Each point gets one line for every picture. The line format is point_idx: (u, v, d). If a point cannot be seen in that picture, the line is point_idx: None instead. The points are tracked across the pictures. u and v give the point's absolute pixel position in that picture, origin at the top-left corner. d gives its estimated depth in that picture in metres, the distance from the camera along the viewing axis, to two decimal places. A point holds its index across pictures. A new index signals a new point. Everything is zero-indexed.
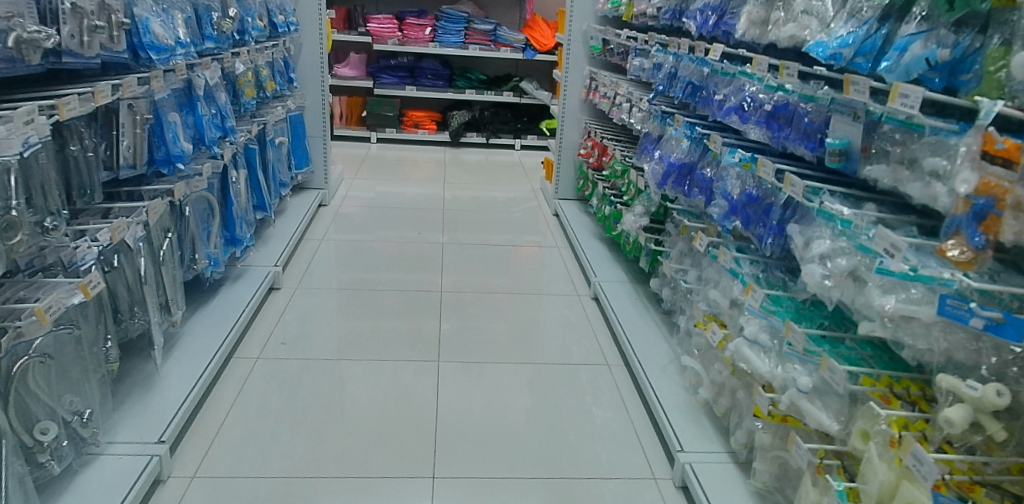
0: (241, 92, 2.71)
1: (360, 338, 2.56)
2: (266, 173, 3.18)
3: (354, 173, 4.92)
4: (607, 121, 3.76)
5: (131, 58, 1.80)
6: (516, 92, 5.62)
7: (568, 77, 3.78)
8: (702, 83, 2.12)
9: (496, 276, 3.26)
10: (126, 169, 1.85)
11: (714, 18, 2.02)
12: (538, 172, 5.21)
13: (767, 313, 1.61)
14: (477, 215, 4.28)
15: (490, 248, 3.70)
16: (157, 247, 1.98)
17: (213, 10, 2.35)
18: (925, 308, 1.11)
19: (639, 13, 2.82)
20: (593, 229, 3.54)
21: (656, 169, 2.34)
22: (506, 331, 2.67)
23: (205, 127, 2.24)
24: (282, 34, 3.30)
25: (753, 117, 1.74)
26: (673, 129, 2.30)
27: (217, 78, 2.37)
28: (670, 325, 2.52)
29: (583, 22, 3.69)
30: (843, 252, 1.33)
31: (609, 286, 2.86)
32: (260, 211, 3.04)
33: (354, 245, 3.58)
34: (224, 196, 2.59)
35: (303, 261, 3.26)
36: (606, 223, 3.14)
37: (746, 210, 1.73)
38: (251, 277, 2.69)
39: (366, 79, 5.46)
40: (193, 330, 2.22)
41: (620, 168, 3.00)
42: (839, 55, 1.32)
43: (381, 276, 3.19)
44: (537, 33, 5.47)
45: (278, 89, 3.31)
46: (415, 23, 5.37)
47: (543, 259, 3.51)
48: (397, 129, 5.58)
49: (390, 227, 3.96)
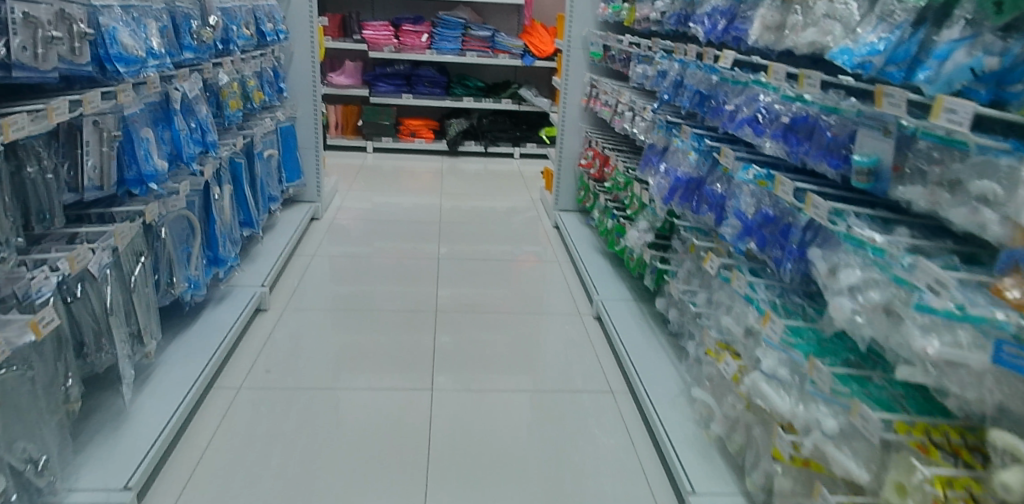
0: (225, 105, 2.58)
1: (350, 364, 2.42)
2: (253, 187, 3.05)
3: (350, 184, 4.80)
4: (609, 130, 3.64)
5: (96, 71, 1.66)
6: (515, 99, 5.49)
7: (568, 85, 3.65)
8: (710, 92, 1.99)
9: (495, 291, 3.14)
10: (92, 191, 1.72)
11: (724, 24, 1.89)
12: (538, 181, 5.08)
13: (787, 347, 1.47)
14: (476, 227, 4.15)
15: (487, 260, 3.58)
16: (129, 274, 1.85)
17: (193, 19, 2.22)
18: (976, 355, 0.98)
19: (641, 19, 2.69)
20: (595, 243, 3.40)
21: (661, 184, 2.20)
22: (507, 345, 2.60)
23: (183, 143, 2.10)
24: (271, 42, 3.18)
25: (768, 130, 1.61)
26: (679, 141, 2.17)
27: (197, 90, 2.24)
28: (676, 347, 2.39)
29: (583, 27, 3.55)
30: (875, 284, 1.20)
31: (612, 305, 2.73)
32: (248, 228, 2.91)
33: (347, 259, 3.45)
34: (206, 214, 2.46)
35: (293, 278, 3.13)
36: (609, 237, 3.01)
37: (762, 231, 1.60)
38: (235, 300, 2.56)
39: (361, 87, 5.34)
40: (170, 360, 2.09)
41: (622, 180, 2.87)
42: (868, 64, 1.19)
43: (374, 292, 3.06)
44: (536, 39, 5.36)
45: (267, 99, 3.19)
46: (412, 29, 5.25)
47: (544, 273, 3.37)
48: (393, 138, 5.46)
49: (385, 239, 3.83)
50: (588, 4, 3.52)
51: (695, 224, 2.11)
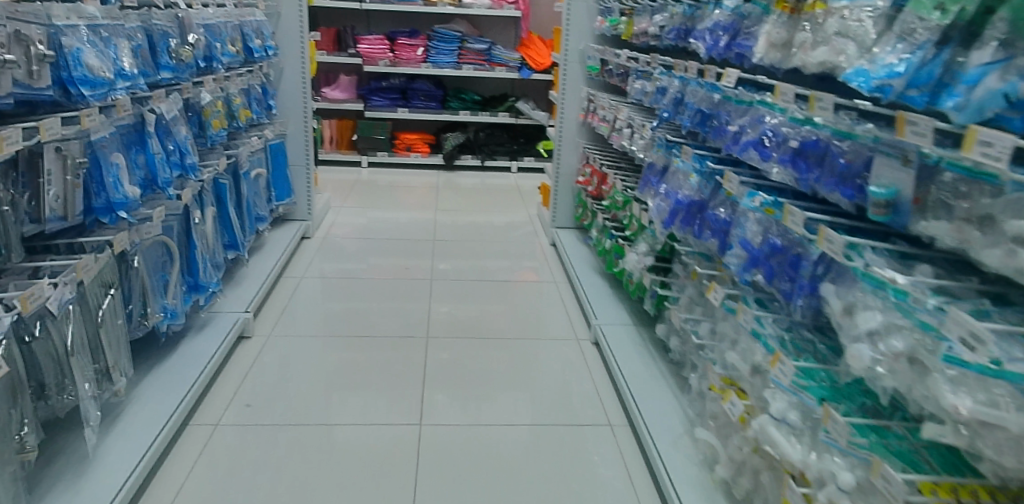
0: (208, 125, 2.47)
1: (333, 398, 2.31)
2: (239, 209, 2.95)
3: (344, 199, 4.70)
4: (607, 146, 3.53)
5: (59, 95, 1.56)
6: (512, 113, 5.40)
7: (565, 99, 3.56)
8: (713, 111, 1.88)
9: (490, 308, 3.07)
10: (55, 221, 1.61)
11: (726, 39, 1.78)
12: (535, 196, 4.97)
13: (799, 390, 1.35)
14: (471, 242, 4.05)
15: (483, 279, 3.45)
16: (95, 309, 1.75)
17: (170, 37, 2.11)
18: (1015, 418, 0.87)
19: (639, 32, 2.60)
20: (593, 263, 3.29)
21: (661, 206, 2.09)
22: (504, 359, 2.63)
23: (158, 167, 2.00)
24: (260, 59, 3.08)
25: (776, 154, 1.50)
26: (679, 162, 2.06)
27: (175, 110, 2.14)
28: (678, 379, 2.26)
29: (580, 41, 3.46)
30: (896, 330, 1.09)
31: (610, 330, 2.62)
32: (233, 250, 2.81)
33: (337, 279, 3.33)
34: (187, 240, 2.35)
35: (280, 301, 3.02)
36: (607, 257, 2.90)
37: (769, 262, 1.49)
38: (216, 328, 2.46)
39: (356, 102, 5.25)
40: (143, 397, 1.99)
41: (621, 199, 2.77)
42: (887, 87, 1.08)
43: (364, 314, 2.95)
44: (534, 52, 5.27)
45: (255, 117, 3.09)
46: (407, 43, 5.17)
47: (541, 293, 3.25)
48: (388, 153, 5.37)
49: (377, 256, 3.72)
50: (585, 17, 3.42)
51: (696, 249, 2.00)
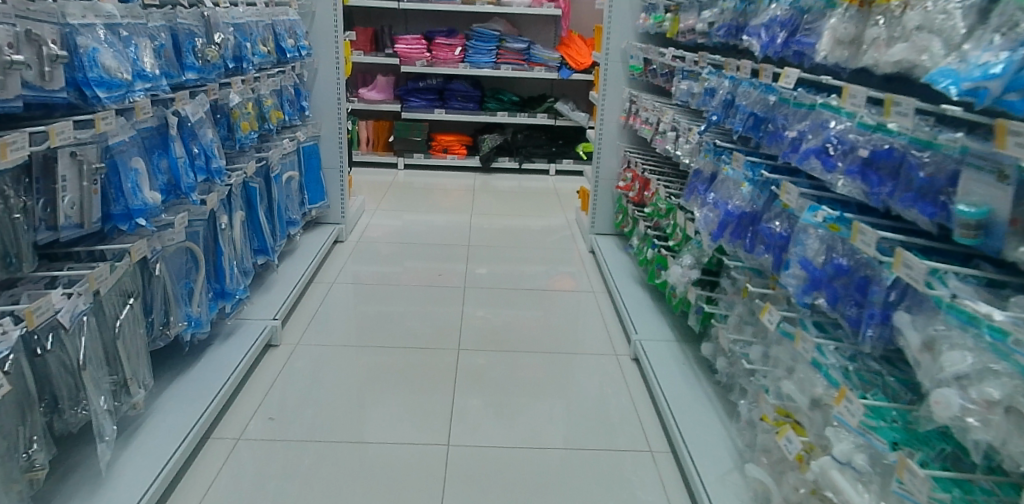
0: (237, 127, 2.41)
1: (358, 412, 2.22)
2: (270, 213, 2.89)
3: (379, 202, 4.63)
4: (650, 149, 3.38)
5: (74, 97, 1.49)
6: (550, 114, 5.27)
7: (606, 101, 3.41)
8: (768, 114, 1.73)
9: (525, 314, 2.98)
10: (70, 228, 1.54)
11: (783, 37, 1.63)
12: (573, 200, 4.83)
13: (868, 431, 1.21)
14: (506, 246, 3.93)
15: (519, 285, 3.33)
16: (111, 318, 1.69)
17: (196, 37, 2.04)
18: None
19: (686, 30, 2.45)
20: (633, 272, 3.14)
21: (709, 217, 1.94)
22: (541, 364, 2.56)
23: (181, 172, 1.93)
24: (292, 59, 3.01)
25: (842, 164, 1.35)
26: (729, 169, 1.91)
27: (201, 112, 2.07)
28: (726, 403, 2.11)
29: (622, 39, 3.31)
30: (992, 376, 0.94)
31: (652, 347, 2.47)
32: (262, 255, 2.74)
33: (369, 285, 3.23)
34: (214, 245, 2.28)
35: (310, 308, 2.94)
36: (649, 268, 2.75)
37: (833, 284, 1.34)
38: (243, 336, 2.39)
39: (393, 102, 5.19)
40: (162, 410, 1.92)
41: (665, 207, 2.62)
42: (981, 90, 0.92)
43: (394, 321, 2.86)
44: (574, 51, 5.14)
45: (287, 119, 3.03)
46: (445, 43, 5.08)
47: (578, 302, 3.12)
48: (425, 154, 5.29)
49: (410, 260, 3.63)
50: (628, 14, 3.27)
51: (746, 263, 1.85)
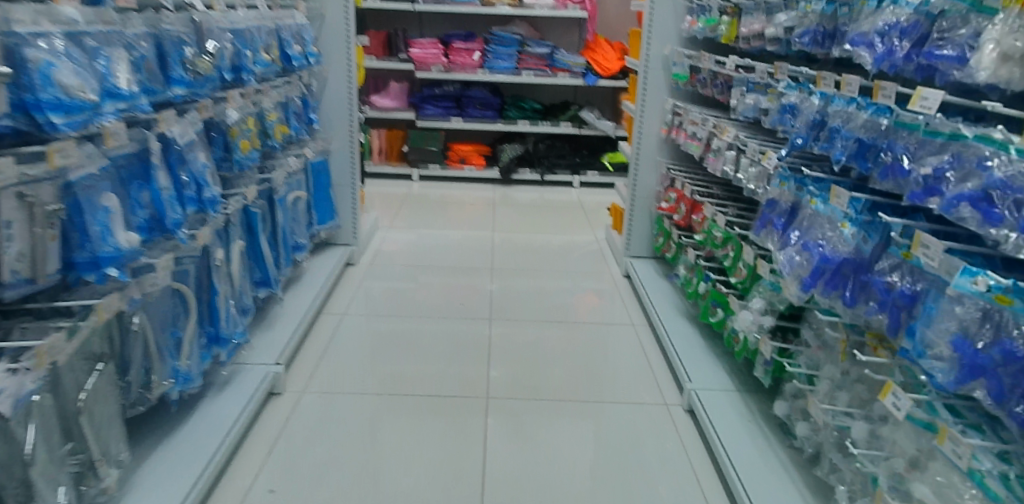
0: (235, 147, 2.10)
1: (375, 480, 1.90)
2: (273, 239, 2.57)
3: (393, 216, 4.33)
4: (693, 164, 3.07)
5: (22, 124, 1.18)
6: (575, 123, 4.95)
7: (645, 112, 3.09)
8: (880, 141, 1.41)
9: (550, 334, 2.81)
10: (18, 286, 1.22)
11: (905, 48, 1.31)
12: (600, 214, 4.51)
13: None
14: (532, 266, 3.61)
15: (548, 314, 3.01)
16: (75, 390, 1.39)
17: (186, 45, 1.74)
18: None
19: (751, 35, 2.16)
20: (679, 304, 2.81)
21: (795, 260, 1.62)
22: (572, 385, 2.42)
23: (166, 206, 1.62)
24: (299, 67, 2.71)
25: (1016, 216, 1.03)
26: (822, 205, 1.60)
27: (190, 134, 1.76)
28: (810, 477, 1.77)
29: (664, 44, 2.99)
30: None
31: (710, 398, 2.14)
32: (265, 288, 2.44)
33: (384, 317, 2.89)
34: (208, 284, 1.97)
35: (319, 343, 2.63)
36: (702, 304, 2.43)
37: (1003, 375, 1.03)
38: (241, 385, 2.09)
39: (407, 110, 4.89)
40: (142, 487, 1.61)
41: (721, 236, 2.30)
42: None
43: (412, 349, 2.64)
44: (600, 56, 4.82)
45: (294, 133, 2.72)
46: (462, 47, 4.77)
47: (616, 336, 2.79)
48: (441, 165, 4.98)
49: (428, 281, 3.32)
50: (671, 16, 2.96)
51: (844, 318, 1.53)
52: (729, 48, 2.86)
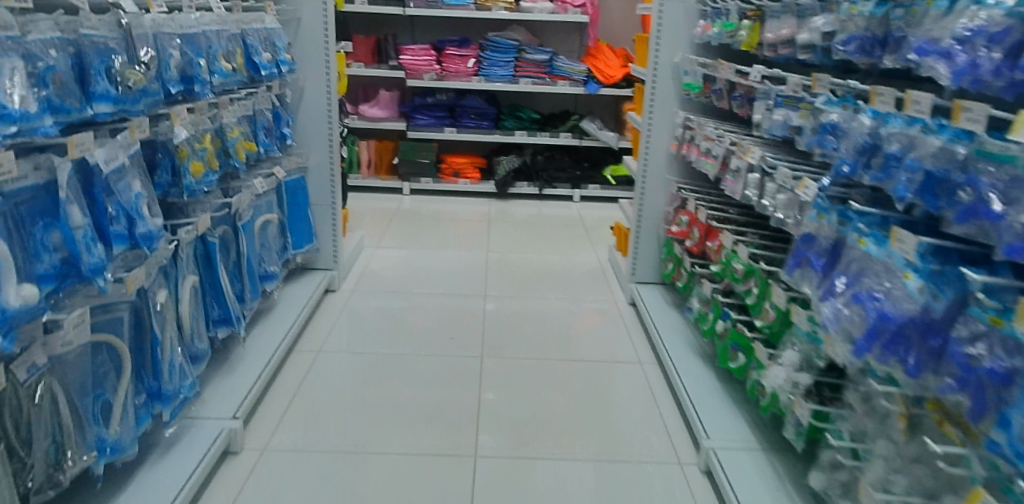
0: (186, 170, 1.83)
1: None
2: (236, 270, 2.29)
3: (382, 233, 4.05)
4: (706, 183, 2.80)
5: None
6: (576, 133, 4.67)
7: (653, 124, 2.82)
8: (956, 174, 1.13)
9: (550, 377, 2.51)
10: None
11: (995, 60, 1.03)
12: (602, 231, 4.24)
13: None
14: (530, 290, 3.32)
15: (547, 350, 2.71)
16: None
17: (113, 53, 1.46)
18: None
19: (781, 42, 1.89)
20: (692, 342, 2.52)
21: (841, 311, 1.37)
22: (574, 440, 2.12)
23: (81, 248, 1.33)
24: (268, 77, 2.41)
25: None
26: (875, 248, 1.33)
27: (118, 159, 1.48)
28: None
29: (674, 51, 2.73)
30: None
31: (732, 460, 1.85)
32: (224, 326, 2.15)
33: (366, 355, 2.61)
34: (147, 331, 1.68)
35: (289, 387, 2.34)
36: (721, 346, 2.16)
37: None
38: (190, 446, 1.80)
39: (398, 120, 4.62)
40: None
41: (743, 270, 2.04)
42: None
43: (396, 387, 2.41)
44: (602, 62, 4.54)
45: (264, 151, 2.44)
46: (456, 53, 4.50)
47: (622, 379, 2.50)
48: (434, 179, 4.72)
49: (417, 309, 3.03)
50: (682, 21, 2.70)
51: (904, 388, 1.26)
52: (749, 56, 2.58)
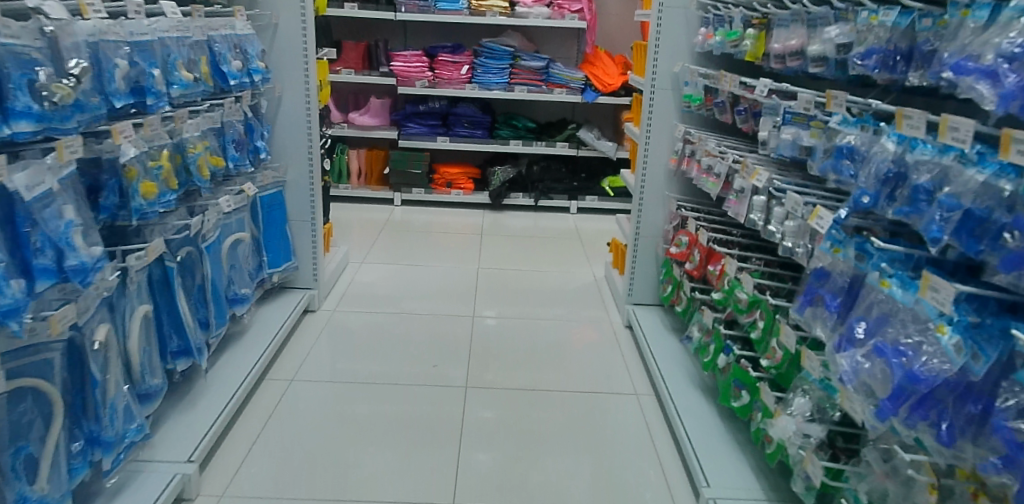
0: (134, 191, 1.66)
1: None
2: (200, 296, 2.11)
3: (370, 245, 3.89)
4: (707, 201, 2.63)
5: None
6: (572, 143, 4.50)
7: (651, 137, 2.65)
8: (1001, 214, 0.97)
9: (542, 408, 2.34)
10: None
11: None
12: (599, 244, 4.07)
13: None
14: (523, 310, 3.14)
15: (540, 378, 2.54)
16: None
17: (37, 65, 1.29)
18: None
19: (789, 53, 1.73)
20: (692, 373, 2.35)
21: (861, 364, 1.20)
22: (568, 486, 1.95)
23: None
24: (235, 88, 2.22)
25: None
26: (900, 293, 1.16)
27: (42, 183, 1.30)
28: None
29: (674, 60, 2.56)
30: None
31: None
32: (184, 358, 1.98)
33: (352, 378, 2.46)
34: (86, 372, 1.52)
35: (259, 420, 2.18)
36: (723, 383, 1.99)
37: None
38: (139, 494, 1.63)
39: (389, 129, 4.46)
40: None
41: (746, 302, 1.87)
42: None
43: (370, 425, 2.20)
44: (600, 70, 4.38)
45: (233, 166, 2.26)
46: (450, 60, 4.34)
47: (618, 414, 2.32)
48: (426, 189, 4.55)
49: (402, 331, 2.85)
50: (682, 28, 2.53)
51: (935, 456, 1.09)
52: (756, 67, 2.47)
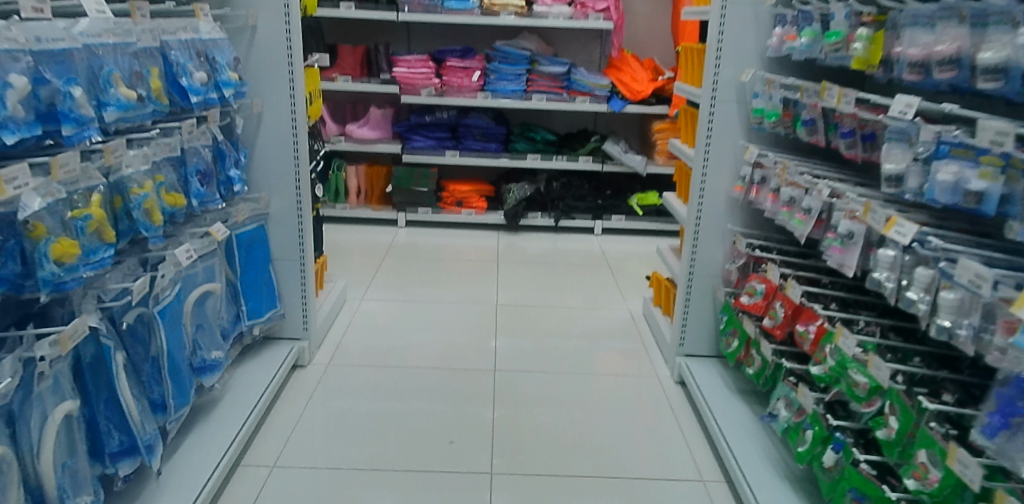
0: (43, 256, 1.19)
1: None
2: (153, 371, 1.64)
3: (373, 274, 3.44)
4: (779, 237, 2.17)
5: None
6: (597, 157, 4.04)
7: (709, 159, 2.18)
8: None
9: (578, 487, 1.91)
10: None
11: None
12: (629, 272, 3.60)
13: None
14: (550, 355, 2.69)
15: (571, 444, 2.10)
16: None
17: None
18: None
19: (936, 61, 1.28)
20: (769, 451, 1.90)
21: None
22: None
23: None
24: (198, 108, 1.74)
25: None
26: None
27: None
28: None
29: (740, 67, 2.10)
30: None
31: None
32: (128, 460, 1.50)
33: (354, 414, 2.22)
34: None
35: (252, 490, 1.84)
36: (830, 487, 1.53)
37: None
38: None
39: (392, 142, 4.01)
40: None
41: (865, 389, 1.41)
42: None
43: (362, 478, 1.91)
44: (627, 76, 3.93)
45: (198, 202, 1.79)
46: (459, 66, 3.88)
47: (674, 497, 1.88)
48: (433, 208, 4.09)
49: (408, 393, 2.36)
50: (749, 28, 2.07)
51: None
52: (860, 76, 2.06)
